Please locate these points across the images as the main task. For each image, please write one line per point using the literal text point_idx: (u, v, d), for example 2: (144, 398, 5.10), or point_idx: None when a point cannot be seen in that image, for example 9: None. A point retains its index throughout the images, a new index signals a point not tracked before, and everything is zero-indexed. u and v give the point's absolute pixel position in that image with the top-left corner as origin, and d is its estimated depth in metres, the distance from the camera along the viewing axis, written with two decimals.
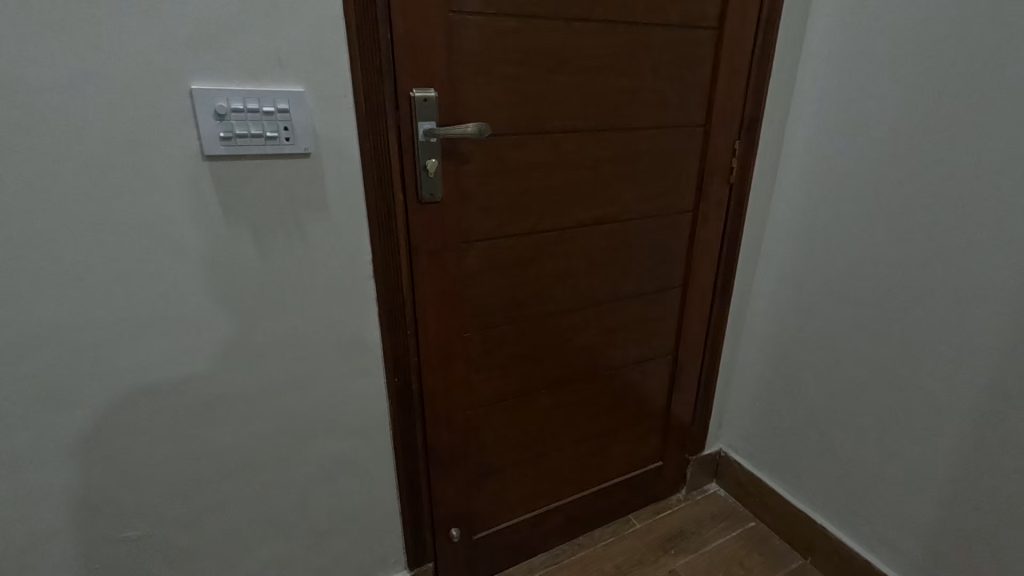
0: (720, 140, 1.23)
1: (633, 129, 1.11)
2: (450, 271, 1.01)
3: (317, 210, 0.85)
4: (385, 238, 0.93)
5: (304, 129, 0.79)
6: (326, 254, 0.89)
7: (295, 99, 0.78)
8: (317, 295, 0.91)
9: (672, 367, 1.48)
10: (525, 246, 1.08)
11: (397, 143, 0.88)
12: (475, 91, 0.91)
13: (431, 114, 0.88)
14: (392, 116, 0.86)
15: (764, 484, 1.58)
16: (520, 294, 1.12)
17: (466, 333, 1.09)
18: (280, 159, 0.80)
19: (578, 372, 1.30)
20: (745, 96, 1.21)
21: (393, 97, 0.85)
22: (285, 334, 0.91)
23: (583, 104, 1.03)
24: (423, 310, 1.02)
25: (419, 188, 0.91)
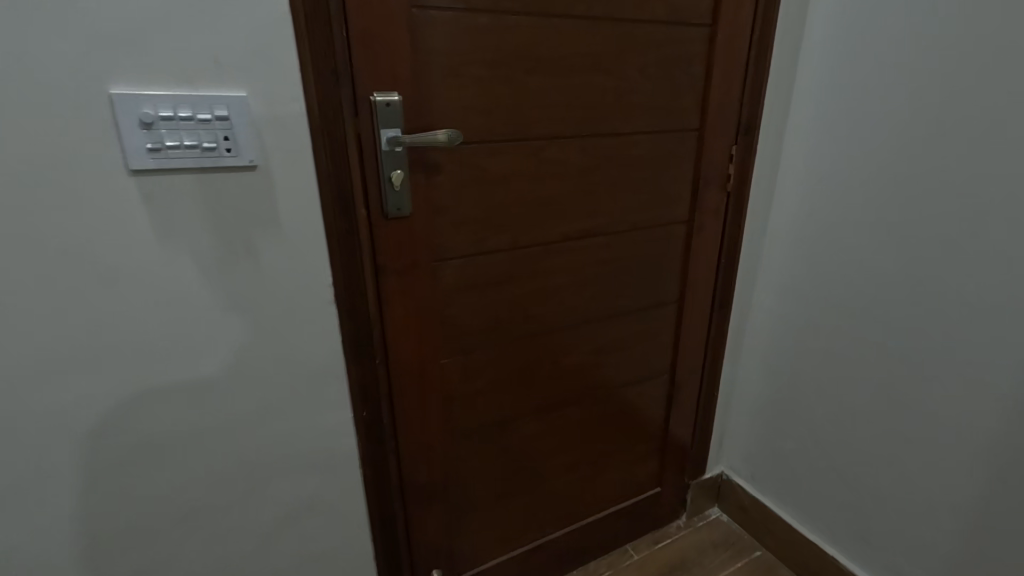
0: (715, 145, 1.15)
1: (621, 135, 1.03)
2: (422, 292, 0.92)
3: (268, 229, 0.76)
4: (346, 257, 0.84)
5: (248, 138, 0.71)
6: (281, 277, 0.80)
7: (236, 105, 0.69)
8: (272, 323, 0.82)
9: (670, 388, 1.39)
10: (504, 263, 0.99)
11: (358, 154, 0.79)
12: (446, 95, 0.83)
13: (396, 120, 0.79)
14: (352, 124, 0.78)
15: (769, 510, 1.48)
16: (500, 315, 1.03)
17: (443, 359, 1.00)
18: (223, 172, 0.71)
19: (567, 396, 1.20)
20: (742, 96, 1.13)
21: (352, 102, 0.77)
22: (238, 366, 0.82)
23: (565, 107, 0.95)
24: (394, 336, 0.93)
25: (384, 202, 0.83)
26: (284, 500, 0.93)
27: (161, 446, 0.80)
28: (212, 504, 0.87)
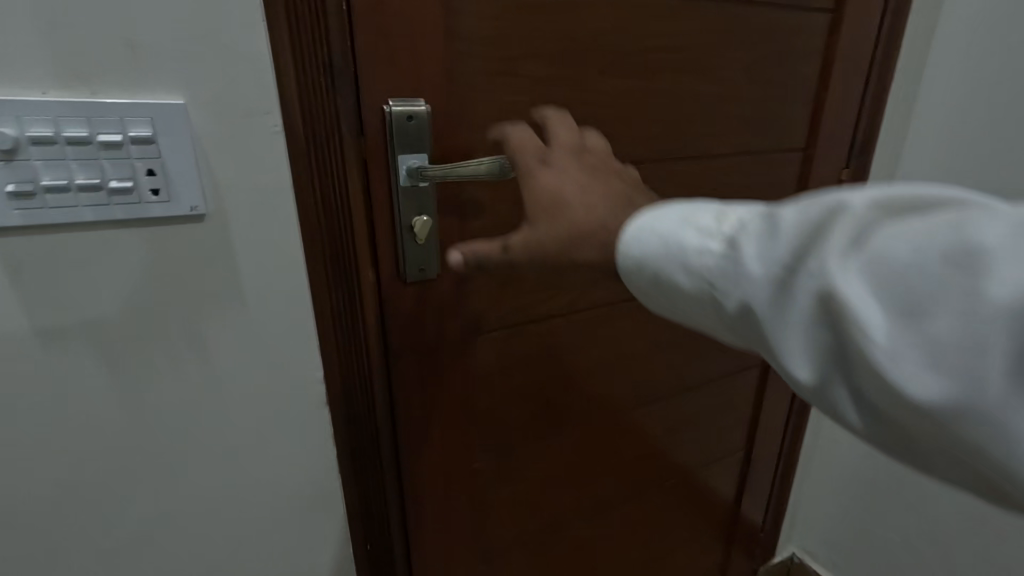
0: (824, 170, 0.89)
1: (712, 158, 0.77)
2: (451, 379, 0.67)
3: (228, 308, 0.50)
4: (346, 341, 0.57)
5: (187, 174, 0.44)
6: (249, 374, 0.54)
7: (166, 120, 0.42)
8: (235, 438, 0.55)
9: (745, 463, 1.15)
10: (561, 332, 0.74)
11: (364, 192, 0.53)
12: (492, 103, 0.57)
13: (421, 140, 0.53)
14: (355, 147, 0.51)
15: None
16: (551, 398, 0.77)
17: (475, 461, 0.74)
18: (149, 225, 0.45)
19: (627, 485, 0.95)
20: (861, 105, 0.87)
21: (355, 115, 0.50)
22: (186, 502, 0.55)
23: (650, 121, 0.69)
24: (411, 440, 0.67)
25: (401, 261, 0.57)
26: None
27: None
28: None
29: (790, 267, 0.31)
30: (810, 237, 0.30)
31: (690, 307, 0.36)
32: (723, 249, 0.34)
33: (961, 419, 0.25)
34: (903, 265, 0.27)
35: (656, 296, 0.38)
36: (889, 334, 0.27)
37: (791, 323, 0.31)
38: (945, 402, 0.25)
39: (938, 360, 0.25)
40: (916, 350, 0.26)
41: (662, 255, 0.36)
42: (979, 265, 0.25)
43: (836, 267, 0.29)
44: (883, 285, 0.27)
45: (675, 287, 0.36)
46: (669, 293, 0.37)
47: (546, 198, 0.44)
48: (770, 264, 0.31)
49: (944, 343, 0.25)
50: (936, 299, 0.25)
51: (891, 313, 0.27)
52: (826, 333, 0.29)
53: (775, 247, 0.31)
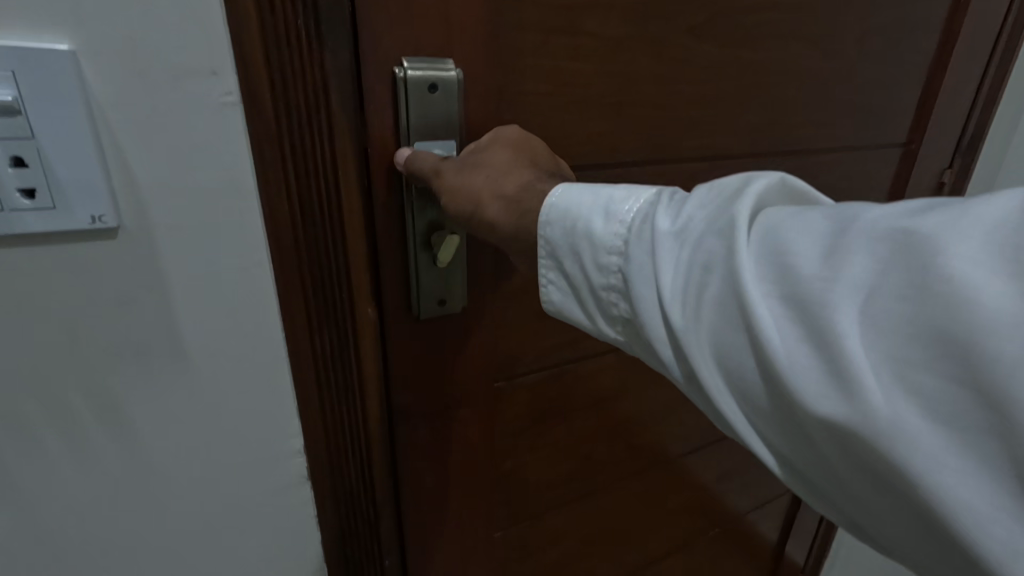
0: (925, 167, 0.73)
1: (804, 156, 0.61)
2: (473, 439, 0.51)
3: (157, 362, 0.35)
4: (337, 399, 0.41)
5: (81, 165, 0.28)
6: (193, 449, 0.38)
7: (41, 77, 0.26)
8: (174, 535, 0.40)
9: (796, 501, 1.00)
10: (612, 372, 0.58)
11: (361, 194, 0.37)
12: (548, 72, 0.41)
13: (447, 120, 0.37)
14: (352, 128, 0.35)
15: None
16: (594, 453, 0.62)
17: (498, 533, 0.58)
18: (24, 244, 0.29)
19: (670, 540, 0.80)
20: (976, 95, 0.71)
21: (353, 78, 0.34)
22: None
23: (741, 103, 0.53)
24: (416, 517, 0.51)
25: (413, 290, 0.41)
26: None
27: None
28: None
29: (688, 215, 0.28)
30: (718, 191, 0.28)
31: (582, 274, 0.32)
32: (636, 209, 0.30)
33: (810, 365, 0.23)
34: (788, 218, 0.26)
35: (563, 256, 0.32)
36: (765, 270, 0.25)
37: (675, 268, 0.27)
38: (804, 346, 0.23)
39: (800, 298, 0.23)
40: (785, 286, 0.24)
41: (588, 201, 0.31)
42: (850, 218, 0.24)
43: (732, 212, 0.26)
44: (775, 233, 0.25)
45: (586, 239, 0.31)
46: (571, 253, 0.32)
47: (501, 145, 0.37)
48: (676, 216, 0.28)
49: (813, 281, 0.23)
50: (806, 246, 0.24)
51: (769, 255, 0.25)
52: (705, 280, 0.26)
53: (676, 203, 0.29)
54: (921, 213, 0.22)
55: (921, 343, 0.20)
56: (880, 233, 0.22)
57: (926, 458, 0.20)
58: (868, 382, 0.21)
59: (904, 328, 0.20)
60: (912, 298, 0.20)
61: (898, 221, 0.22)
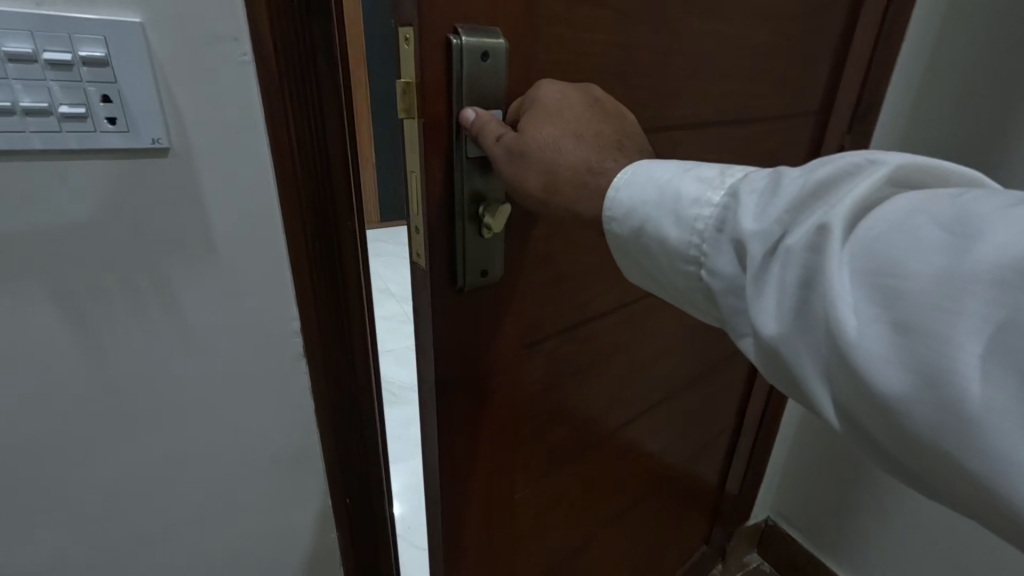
0: (832, 134, 0.88)
1: (736, 126, 0.72)
2: (503, 407, 0.65)
3: (194, 250, 0.47)
4: (326, 294, 0.54)
5: (146, 102, 0.41)
6: (221, 321, 0.51)
7: (121, 38, 0.39)
8: (209, 391, 0.53)
9: (733, 437, 1.15)
10: (610, 331, 0.73)
11: (418, 157, 0.47)
12: (541, 48, 0.49)
13: (494, 82, 0.47)
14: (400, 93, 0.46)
15: (826, 567, 1.25)
16: (595, 408, 0.77)
17: (517, 494, 0.73)
18: (108, 157, 0.42)
19: (653, 478, 0.98)
20: (866, 76, 0.86)
21: (410, 45, 0.43)
22: (156, 453, 0.54)
23: (706, 82, 0.64)
24: (452, 472, 0.63)
25: (456, 256, 0.52)
26: None
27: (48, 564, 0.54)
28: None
29: (771, 221, 0.36)
30: (803, 195, 0.35)
31: (667, 263, 0.43)
32: (720, 203, 0.39)
33: (904, 372, 0.30)
34: (891, 233, 0.31)
35: (633, 244, 0.44)
36: (871, 287, 0.31)
37: (767, 274, 0.36)
38: (896, 358, 0.30)
39: (904, 313, 0.30)
40: (890, 305, 0.30)
41: (659, 203, 0.42)
42: (965, 237, 0.29)
43: (829, 231, 0.33)
44: (876, 251, 0.31)
45: (659, 237, 0.42)
46: (649, 241, 0.43)
47: (546, 127, 0.46)
48: (764, 220, 0.36)
49: (915, 303, 0.29)
50: (914, 268, 0.30)
51: (875, 274, 0.31)
52: (796, 294, 0.34)
53: (764, 208, 0.37)
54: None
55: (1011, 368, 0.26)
56: (986, 262, 0.28)
57: (996, 449, 0.27)
58: (956, 399, 0.28)
59: (997, 352, 0.27)
60: (990, 332, 0.27)
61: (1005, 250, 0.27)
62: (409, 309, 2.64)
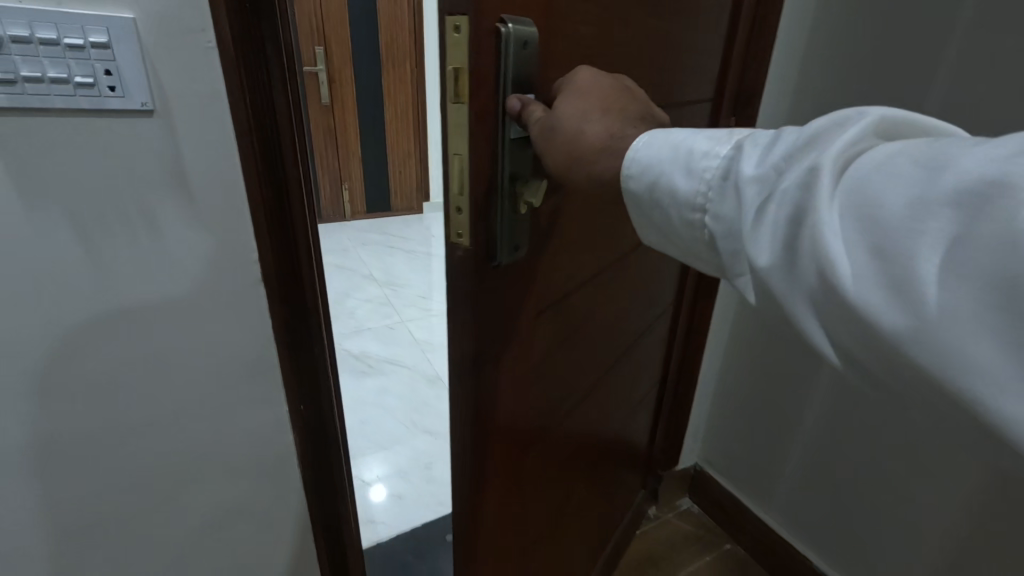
0: (718, 117, 1.04)
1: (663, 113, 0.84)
2: (520, 370, 0.72)
3: (173, 191, 0.62)
4: (276, 229, 0.69)
5: (137, 75, 0.56)
6: (195, 249, 0.66)
7: (118, 29, 0.54)
8: (184, 306, 0.68)
9: (661, 388, 1.35)
10: (587, 297, 0.85)
11: (465, 140, 0.52)
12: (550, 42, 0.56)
13: (529, 67, 0.53)
14: (451, 83, 0.50)
15: (739, 503, 1.42)
16: (577, 366, 0.89)
17: (529, 452, 0.81)
18: (107, 117, 0.57)
19: (611, 425, 1.13)
20: (742, 69, 1.03)
21: (460, 31, 0.47)
22: (140, 357, 0.68)
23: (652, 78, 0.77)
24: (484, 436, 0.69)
25: (498, 230, 0.58)
26: (195, 514, 0.79)
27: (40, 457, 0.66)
28: (107, 519, 0.73)
29: (771, 167, 0.40)
30: (798, 142, 0.40)
31: (673, 214, 0.48)
32: (727, 154, 0.44)
33: (880, 287, 0.34)
34: (876, 171, 0.35)
35: (647, 197, 0.50)
36: (854, 215, 0.36)
37: (762, 212, 0.40)
38: (878, 276, 0.34)
39: (882, 236, 0.34)
40: (874, 229, 0.34)
41: (672, 158, 0.47)
42: (943, 167, 0.33)
43: (820, 170, 0.37)
44: (863, 184, 0.36)
45: (670, 188, 0.48)
46: (661, 194, 0.48)
47: (579, 109, 0.52)
48: (763, 166, 0.41)
49: (896, 227, 0.33)
50: (894, 196, 0.34)
51: (862, 203, 0.35)
52: (787, 227, 0.39)
53: (764, 156, 0.41)
54: (1003, 162, 0.30)
55: (975, 276, 0.30)
56: (961, 184, 0.31)
57: (954, 350, 0.31)
58: (922, 307, 0.32)
59: (964, 265, 0.30)
60: (961, 251, 0.31)
61: (982, 172, 0.31)
62: (387, 294, 2.79)
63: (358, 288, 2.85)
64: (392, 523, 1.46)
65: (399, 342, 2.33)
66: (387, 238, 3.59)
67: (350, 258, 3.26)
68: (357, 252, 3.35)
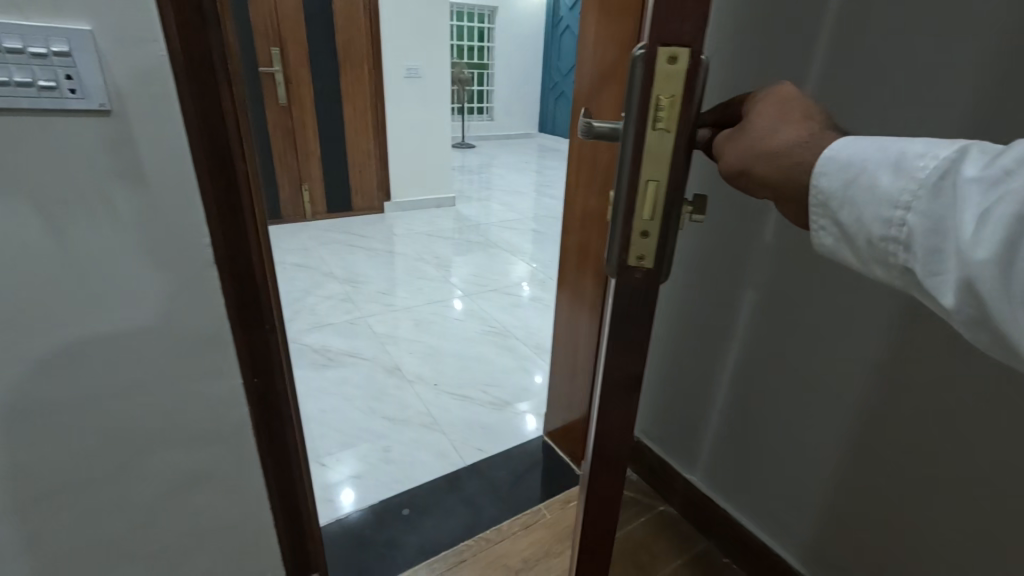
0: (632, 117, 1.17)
1: None
2: None
3: (130, 182, 0.70)
4: (227, 217, 0.78)
5: (95, 80, 0.64)
6: (152, 234, 0.74)
7: (77, 39, 0.62)
8: (142, 285, 0.76)
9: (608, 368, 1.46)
10: None
11: (666, 163, 0.49)
12: None
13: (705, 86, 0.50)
14: (654, 111, 0.48)
15: (670, 466, 1.57)
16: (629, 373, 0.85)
17: None
18: (67, 116, 0.64)
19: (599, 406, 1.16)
20: None
21: (676, 64, 0.46)
22: (101, 333, 0.76)
23: None
24: None
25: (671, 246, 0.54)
26: (156, 479, 0.87)
27: (6, 425, 0.74)
28: (70, 483, 0.81)
29: (998, 173, 0.39)
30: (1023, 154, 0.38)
31: (865, 221, 0.45)
32: (940, 159, 0.41)
33: None
34: None
35: (838, 199, 0.46)
36: None
37: (981, 219, 0.39)
38: None
39: None
40: None
41: (876, 161, 0.44)
42: None
43: None
44: None
45: (868, 190, 0.44)
46: (850, 198, 0.45)
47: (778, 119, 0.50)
48: (984, 174, 0.39)
49: None
50: None
51: None
52: (1008, 236, 0.37)
53: (984, 165, 0.40)
54: None
55: None
56: None
57: None
58: None
59: None
60: None
61: None
62: (348, 290, 2.85)
63: (320, 285, 2.90)
64: (352, 501, 1.55)
65: (361, 335, 2.40)
66: (349, 237, 3.64)
67: (311, 256, 3.30)
68: (319, 251, 3.39)
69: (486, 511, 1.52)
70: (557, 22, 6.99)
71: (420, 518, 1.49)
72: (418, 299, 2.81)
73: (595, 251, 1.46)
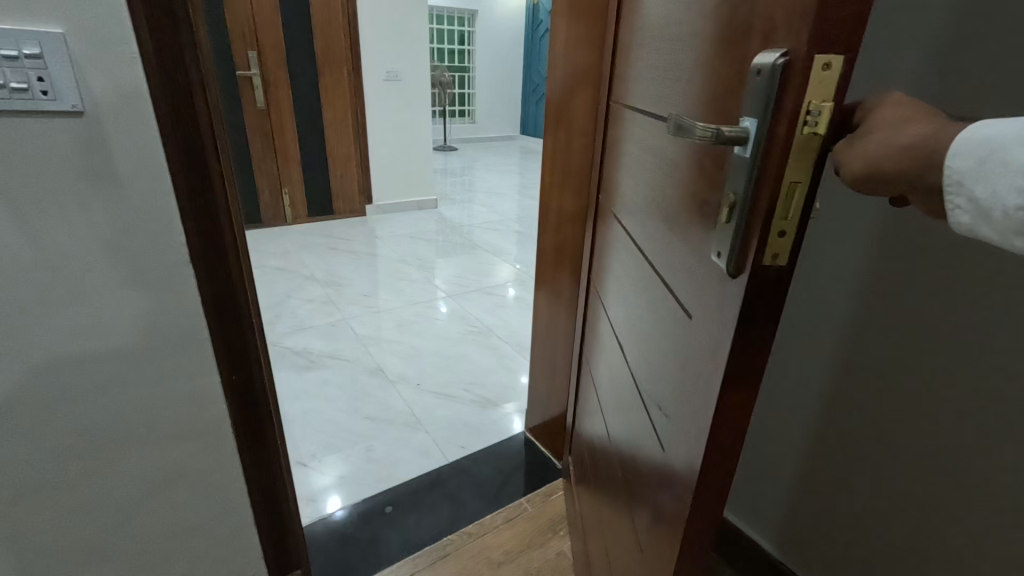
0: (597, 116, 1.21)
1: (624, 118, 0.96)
2: None
3: (104, 181, 0.71)
4: (201, 216, 0.79)
5: (67, 82, 0.66)
6: (127, 232, 0.75)
7: (49, 42, 0.64)
8: (116, 283, 0.77)
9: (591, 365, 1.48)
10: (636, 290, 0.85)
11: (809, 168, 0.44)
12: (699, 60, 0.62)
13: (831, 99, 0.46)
14: (812, 112, 0.42)
15: None
16: None
17: None
18: (39, 117, 0.66)
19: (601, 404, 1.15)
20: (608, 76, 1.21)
21: (832, 69, 0.41)
22: (74, 333, 0.76)
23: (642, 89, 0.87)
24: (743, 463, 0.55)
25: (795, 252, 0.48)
26: (134, 477, 0.88)
27: None
28: (45, 482, 0.81)
29: None
30: None
31: (1004, 197, 0.37)
32: None
33: None
34: None
35: (972, 178, 0.39)
36: None
37: None
38: None
39: None
40: None
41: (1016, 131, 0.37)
42: None
43: None
44: None
45: (1004, 164, 0.37)
46: (982, 176, 0.38)
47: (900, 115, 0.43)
48: None
49: None
50: None
51: None
52: None
53: None
54: None
55: None
56: None
57: None
58: None
59: None
60: None
61: None
62: (329, 293, 2.84)
63: (300, 289, 2.89)
64: (335, 500, 1.55)
65: (344, 338, 2.41)
66: (330, 241, 3.63)
67: (291, 260, 3.28)
68: (299, 254, 3.38)
69: (468, 507, 1.54)
70: (536, 26, 7.06)
71: (403, 515, 1.50)
72: (400, 301, 2.82)
73: (570, 249, 1.49)
